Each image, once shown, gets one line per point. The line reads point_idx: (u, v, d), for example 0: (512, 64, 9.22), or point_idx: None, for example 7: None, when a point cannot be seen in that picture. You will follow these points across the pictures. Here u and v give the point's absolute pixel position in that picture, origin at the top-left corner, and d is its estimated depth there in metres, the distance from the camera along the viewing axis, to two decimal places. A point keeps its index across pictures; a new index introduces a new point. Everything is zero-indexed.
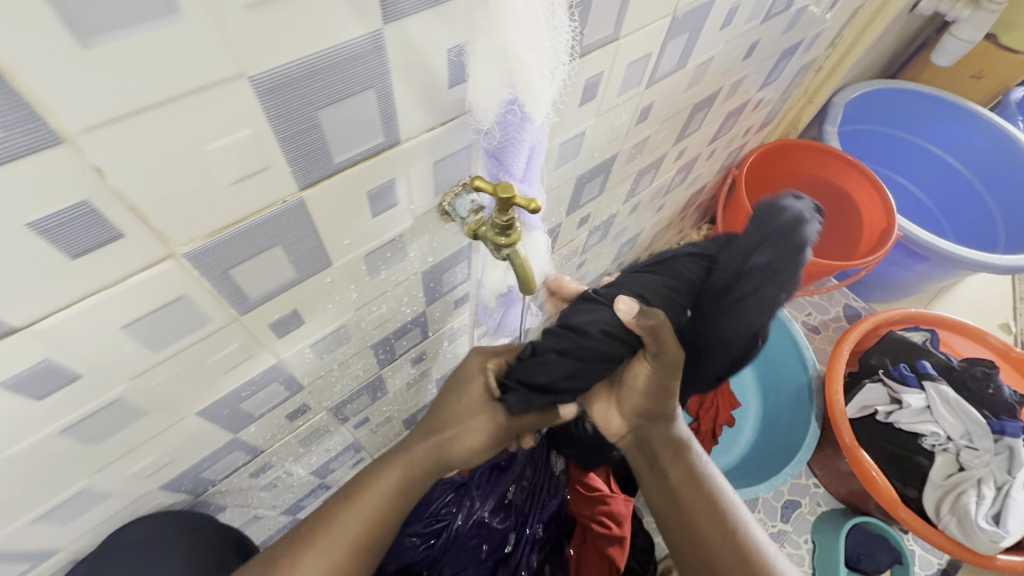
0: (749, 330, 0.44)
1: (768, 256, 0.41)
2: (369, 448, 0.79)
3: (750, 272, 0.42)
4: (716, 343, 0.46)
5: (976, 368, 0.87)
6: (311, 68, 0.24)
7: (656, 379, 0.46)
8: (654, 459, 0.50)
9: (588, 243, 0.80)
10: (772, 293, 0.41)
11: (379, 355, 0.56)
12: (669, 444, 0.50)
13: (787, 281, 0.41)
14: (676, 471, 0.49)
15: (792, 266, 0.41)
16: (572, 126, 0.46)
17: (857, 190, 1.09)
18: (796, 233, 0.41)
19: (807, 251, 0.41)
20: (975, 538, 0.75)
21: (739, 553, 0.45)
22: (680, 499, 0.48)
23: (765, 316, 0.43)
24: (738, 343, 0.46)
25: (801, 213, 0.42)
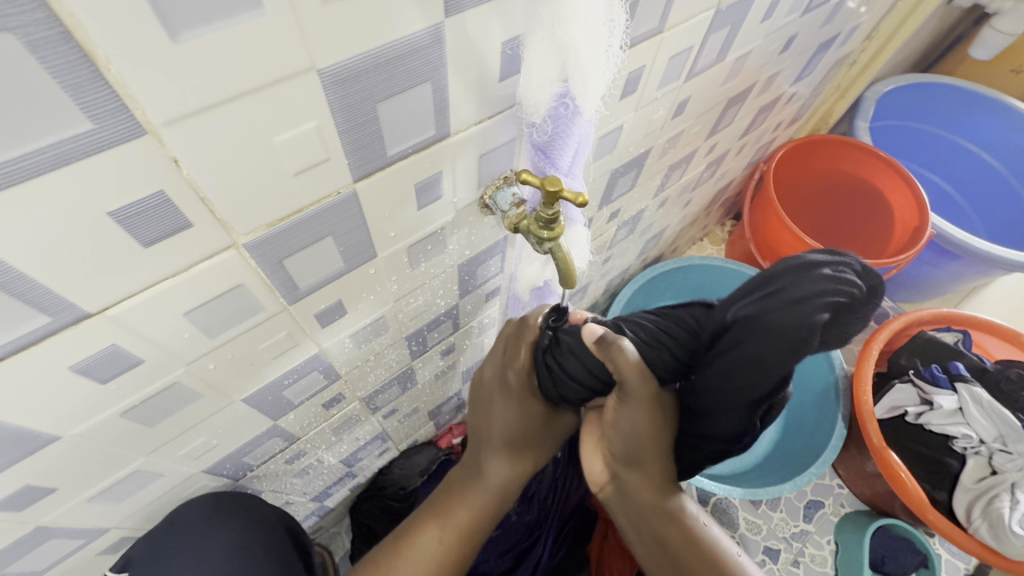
0: (730, 398, 0.38)
1: (756, 310, 0.36)
2: (395, 438, 0.80)
3: (734, 327, 0.37)
4: (704, 404, 0.41)
5: (1010, 370, 0.86)
6: (374, 62, 0.25)
7: (630, 425, 0.42)
8: (644, 521, 0.46)
9: (616, 238, 0.80)
10: (754, 349, 0.35)
11: (412, 347, 0.56)
12: (660, 509, 0.45)
13: (767, 333, 0.34)
14: (670, 536, 0.45)
15: (774, 332, 0.34)
16: (611, 120, 0.46)
17: (889, 187, 1.06)
18: (795, 287, 0.34)
19: (811, 307, 0.33)
20: (1006, 544, 0.73)
21: None
22: (676, 557, 0.45)
23: (748, 373, 0.36)
24: (720, 412, 0.40)
25: (832, 277, 0.34)
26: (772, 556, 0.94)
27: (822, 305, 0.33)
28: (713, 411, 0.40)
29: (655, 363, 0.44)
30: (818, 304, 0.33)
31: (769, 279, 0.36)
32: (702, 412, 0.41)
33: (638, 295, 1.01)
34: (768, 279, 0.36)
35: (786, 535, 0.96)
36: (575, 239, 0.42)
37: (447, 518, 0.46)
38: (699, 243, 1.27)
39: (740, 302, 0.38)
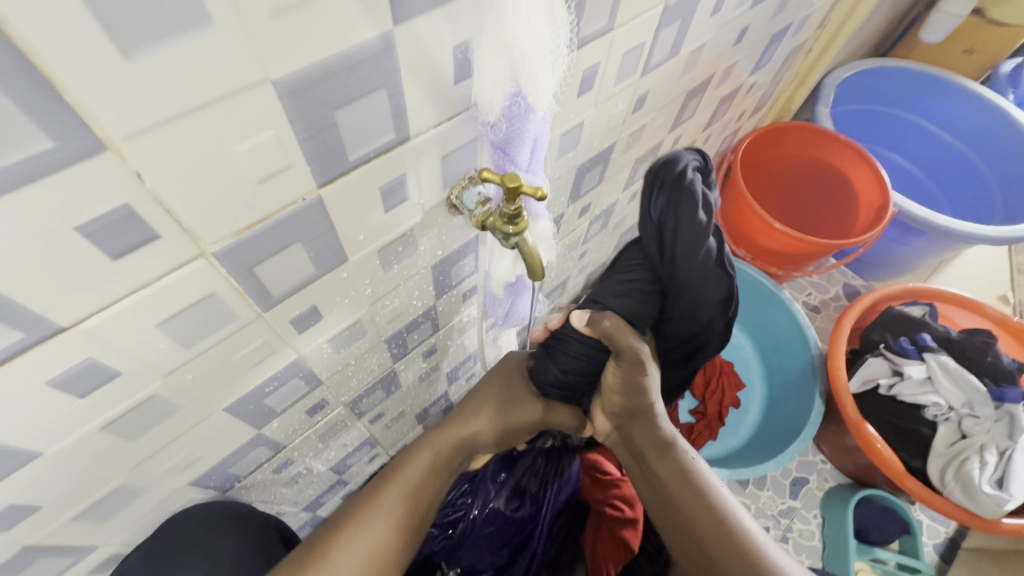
0: (700, 263, 0.48)
1: (665, 199, 0.48)
2: (384, 443, 0.81)
3: (665, 220, 0.48)
4: (693, 288, 0.49)
5: (975, 338, 0.89)
6: (328, 70, 0.26)
7: (627, 376, 0.51)
8: (644, 457, 0.55)
9: (589, 233, 0.82)
10: (694, 218, 0.46)
11: (392, 349, 0.57)
12: (655, 444, 0.54)
13: (689, 202, 0.46)
14: (663, 470, 0.53)
15: (685, 200, 0.46)
16: (570, 117, 0.48)
17: (851, 169, 1.10)
18: (672, 170, 0.47)
19: (690, 175, 0.47)
20: (980, 503, 0.76)
21: (725, 531, 0.49)
22: (667, 489, 0.53)
23: (702, 235, 0.46)
24: (705, 283, 0.49)
25: (681, 156, 0.48)
26: None
27: (691, 169, 0.48)
28: (700, 296, 0.50)
29: (635, 307, 0.50)
30: (690, 170, 0.47)
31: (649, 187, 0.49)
32: (694, 300, 0.50)
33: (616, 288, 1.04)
34: (653, 182, 0.49)
35: (774, 513, 0.99)
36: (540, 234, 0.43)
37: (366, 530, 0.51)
38: None
39: (651, 207, 0.49)
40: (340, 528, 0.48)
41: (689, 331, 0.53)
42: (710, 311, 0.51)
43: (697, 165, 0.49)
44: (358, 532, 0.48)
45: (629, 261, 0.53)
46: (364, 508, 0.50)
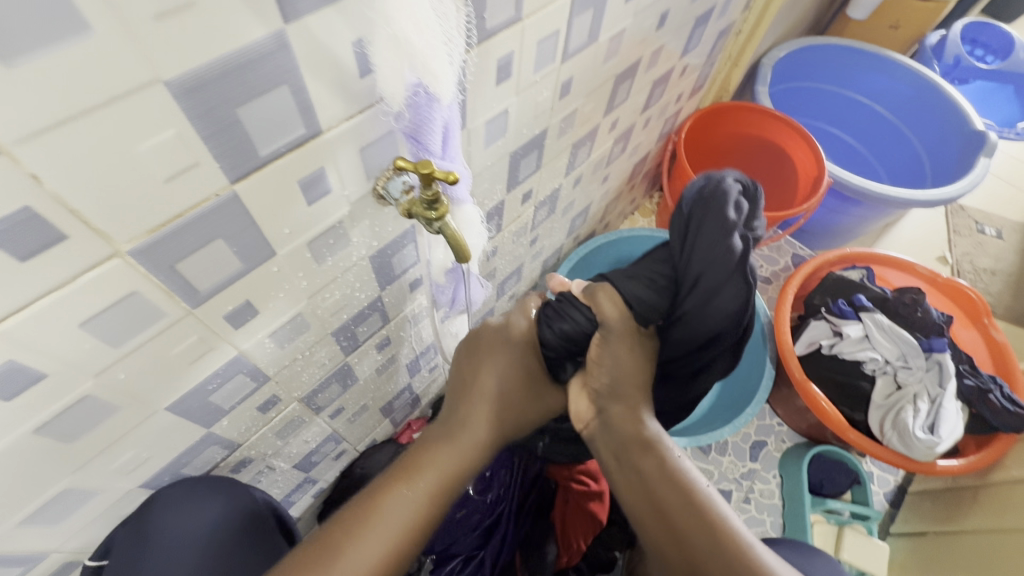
0: (723, 260, 0.50)
1: (698, 195, 0.53)
2: (350, 438, 0.83)
3: (693, 213, 0.53)
4: (710, 287, 0.51)
5: (906, 296, 0.95)
6: (223, 70, 0.27)
7: (612, 355, 0.54)
8: (625, 452, 0.53)
9: (537, 219, 0.84)
10: (723, 214, 0.50)
11: (342, 342, 0.59)
12: (637, 439, 0.53)
13: (721, 201, 0.51)
14: (646, 466, 0.52)
15: (717, 197, 0.51)
16: (492, 105, 0.50)
17: (789, 143, 1.15)
18: (714, 175, 0.53)
19: (729, 182, 0.52)
20: (914, 448, 0.82)
21: (712, 534, 0.47)
22: (648, 487, 0.51)
23: (727, 232, 0.50)
24: (725, 285, 0.51)
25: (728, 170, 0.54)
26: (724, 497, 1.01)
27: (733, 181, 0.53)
28: (713, 295, 0.51)
29: (641, 287, 0.54)
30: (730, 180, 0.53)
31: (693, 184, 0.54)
32: (708, 297, 0.52)
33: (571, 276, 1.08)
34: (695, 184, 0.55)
35: (735, 476, 1.03)
36: (467, 221, 0.45)
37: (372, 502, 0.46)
38: (630, 218, 1.34)
39: (684, 203, 0.55)
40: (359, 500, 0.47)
41: (698, 333, 0.55)
42: (717, 317, 0.52)
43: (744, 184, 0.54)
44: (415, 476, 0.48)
45: (656, 256, 0.58)
46: (424, 451, 0.51)
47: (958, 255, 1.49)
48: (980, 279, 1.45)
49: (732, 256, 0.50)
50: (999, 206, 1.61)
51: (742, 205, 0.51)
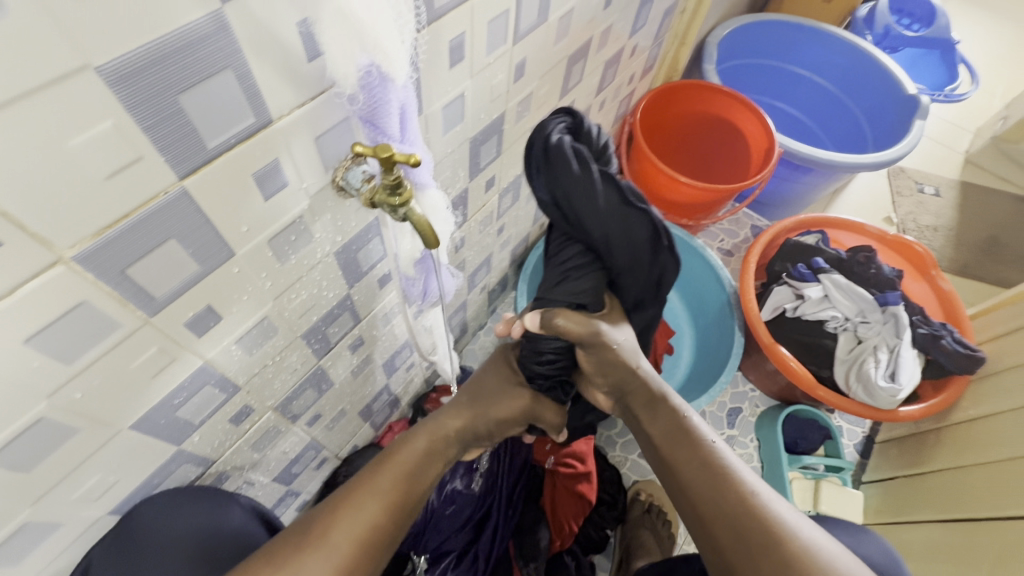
0: (610, 210, 0.52)
1: (545, 174, 0.53)
2: (331, 446, 0.81)
3: (555, 195, 0.53)
4: (623, 234, 0.53)
5: (859, 255, 1.00)
6: (160, 54, 0.26)
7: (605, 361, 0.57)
8: (637, 419, 0.60)
9: (502, 207, 0.84)
10: (578, 177, 0.51)
11: (313, 346, 0.57)
12: (646, 405, 0.59)
13: (565, 167, 0.51)
14: (655, 427, 0.58)
15: (561, 163, 0.51)
16: (447, 89, 0.49)
17: (739, 118, 1.19)
18: (538, 145, 0.53)
19: (554, 140, 0.52)
20: (878, 396, 0.86)
21: (714, 481, 0.53)
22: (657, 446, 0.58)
23: (592, 187, 0.51)
24: (629, 225, 0.53)
25: (546, 125, 0.53)
26: None
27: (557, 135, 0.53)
28: (629, 237, 0.53)
29: (577, 286, 0.55)
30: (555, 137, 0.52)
31: (535, 171, 0.54)
32: (627, 244, 0.53)
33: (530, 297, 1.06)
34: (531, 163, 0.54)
35: None
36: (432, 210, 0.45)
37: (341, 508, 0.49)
38: None
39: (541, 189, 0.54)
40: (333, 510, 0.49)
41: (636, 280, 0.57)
42: (644, 247, 0.54)
43: (567, 129, 0.54)
44: (377, 489, 0.51)
45: (556, 244, 0.57)
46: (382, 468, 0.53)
47: (902, 215, 1.57)
48: (924, 236, 1.54)
49: (614, 199, 0.52)
50: (935, 166, 1.71)
51: (582, 154, 0.51)
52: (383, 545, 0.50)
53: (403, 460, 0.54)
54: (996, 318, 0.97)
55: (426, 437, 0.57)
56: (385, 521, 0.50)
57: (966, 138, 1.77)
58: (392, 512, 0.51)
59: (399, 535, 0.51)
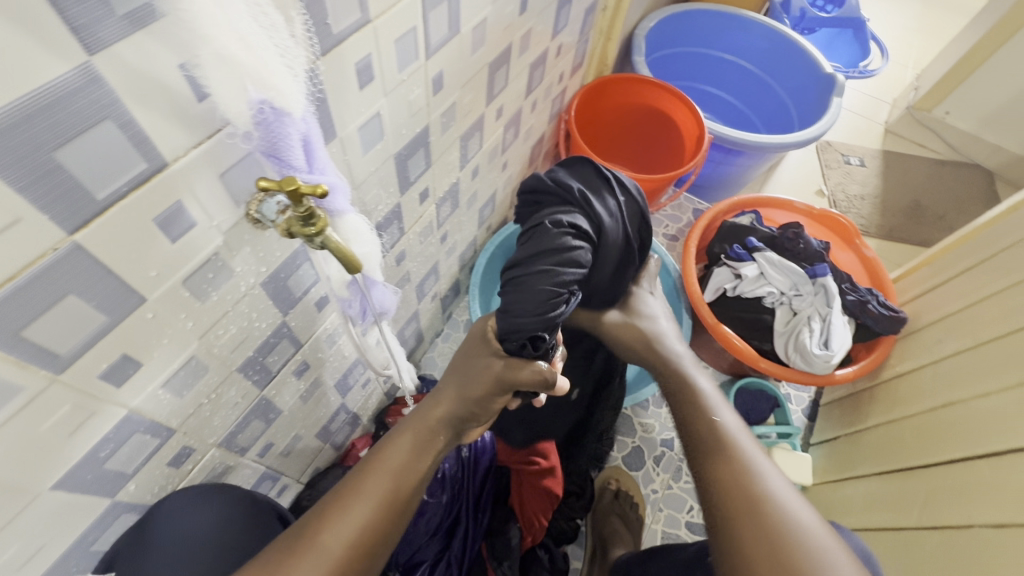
0: (567, 174, 0.62)
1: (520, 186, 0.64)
2: (290, 472, 0.80)
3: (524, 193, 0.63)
4: (588, 186, 0.63)
5: (789, 231, 1.05)
6: (26, 115, 0.25)
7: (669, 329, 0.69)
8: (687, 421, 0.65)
9: (441, 216, 0.84)
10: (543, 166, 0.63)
11: (253, 377, 0.56)
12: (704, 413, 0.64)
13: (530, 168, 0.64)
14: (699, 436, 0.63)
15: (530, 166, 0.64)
16: (361, 110, 0.49)
17: (671, 107, 1.23)
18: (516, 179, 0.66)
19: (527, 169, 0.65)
20: (814, 364, 0.92)
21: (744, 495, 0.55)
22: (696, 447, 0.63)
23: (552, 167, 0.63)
24: (587, 181, 0.63)
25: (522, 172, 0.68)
26: (668, 445, 1.10)
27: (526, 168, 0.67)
28: (592, 188, 0.62)
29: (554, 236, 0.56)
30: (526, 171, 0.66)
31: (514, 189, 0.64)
32: (589, 192, 0.61)
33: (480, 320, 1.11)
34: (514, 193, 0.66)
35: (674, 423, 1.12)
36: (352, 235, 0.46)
37: (339, 509, 0.49)
38: None
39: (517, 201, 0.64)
40: (326, 513, 0.49)
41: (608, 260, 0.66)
42: (605, 195, 0.62)
43: None
44: (368, 488, 0.51)
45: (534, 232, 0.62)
46: (372, 465, 0.53)
47: (832, 187, 1.66)
48: (852, 205, 1.63)
49: (569, 168, 0.63)
50: (858, 137, 1.81)
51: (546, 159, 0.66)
52: (376, 546, 0.49)
53: (388, 461, 0.53)
54: (914, 279, 1.04)
55: (411, 434, 0.56)
56: (371, 522, 0.49)
57: (884, 110, 1.88)
58: (378, 513, 0.49)
59: (389, 536, 0.51)
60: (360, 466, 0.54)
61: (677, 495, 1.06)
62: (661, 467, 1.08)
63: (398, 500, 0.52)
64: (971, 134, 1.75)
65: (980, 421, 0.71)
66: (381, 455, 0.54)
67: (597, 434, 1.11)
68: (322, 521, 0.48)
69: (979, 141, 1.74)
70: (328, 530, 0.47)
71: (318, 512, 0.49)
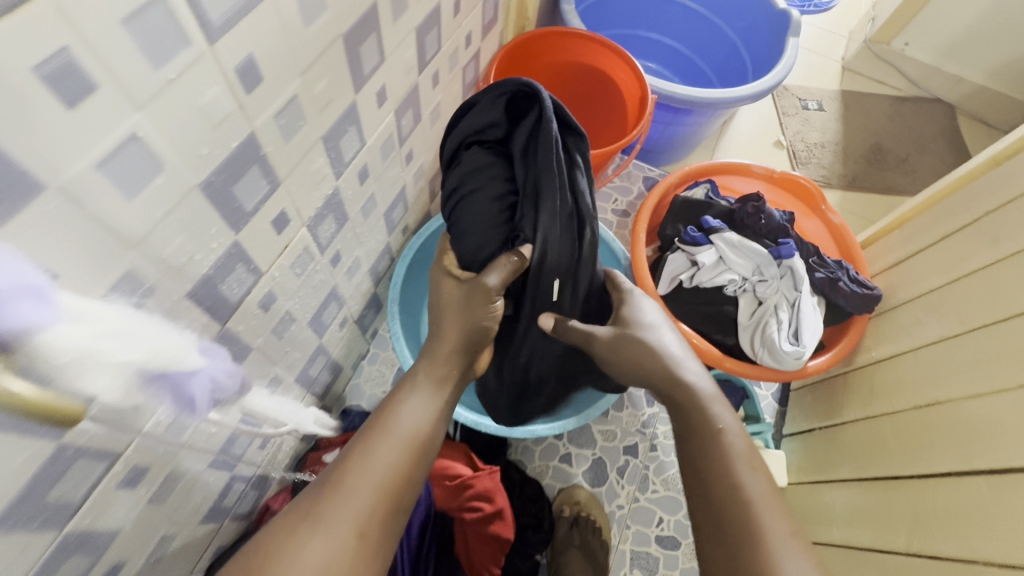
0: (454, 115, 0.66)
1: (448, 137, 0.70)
2: (170, 570, 0.65)
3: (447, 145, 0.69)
4: (474, 120, 0.64)
5: (748, 204, 0.91)
6: None
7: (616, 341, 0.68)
8: (682, 420, 0.59)
9: (325, 235, 0.66)
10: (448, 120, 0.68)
11: (30, 523, 0.40)
12: (698, 407, 0.59)
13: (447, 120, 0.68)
14: (702, 436, 0.56)
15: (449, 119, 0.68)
16: (87, 139, 0.31)
17: (608, 65, 1.05)
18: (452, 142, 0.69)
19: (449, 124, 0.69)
20: (783, 360, 0.81)
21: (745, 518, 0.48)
22: (693, 454, 0.55)
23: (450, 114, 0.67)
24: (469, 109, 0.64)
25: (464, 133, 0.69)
26: (631, 453, 0.99)
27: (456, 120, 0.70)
28: (476, 115, 0.64)
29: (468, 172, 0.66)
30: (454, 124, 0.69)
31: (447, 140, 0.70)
32: (476, 124, 0.64)
33: (406, 339, 0.96)
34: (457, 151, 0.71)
35: (637, 428, 1.01)
36: (120, 329, 0.38)
37: (340, 484, 0.49)
38: None
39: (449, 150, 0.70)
40: (328, 489, 0.49)
41: (489, 110, 0.63)
42: (484, 116, 0.63)
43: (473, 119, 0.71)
44: (371, 470, 0.50)
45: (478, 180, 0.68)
46: (381, 438, 0.53)
47: (791, 137, 1.53)
48: (813, 154, 1.51)
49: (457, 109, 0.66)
50: (816, 78, 1.67)
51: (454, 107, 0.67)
52: (386, 528, 0.49)
53: (395, 443, 0.53)
54: (886, 245, 0.93)
55: (421, 418, 0.57)
56: (378, 508, 0.49)
57: (841, 44, 1.74)
58: (387, 497, 0.50)
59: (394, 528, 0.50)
60: (364, 430, 0.55)
61: (645, 508, 0.95)
62: (625, 479, 0.97)
63: (407, 483, 0.52)
64: (931, 66, 1.63)
65: (978, 425, 0.60)
66: (386, 425, 0.55)
67: (554, 449, 0.99)
68: (320, 498, 0.48)
69: (939, 74, 1.63)
70: (329, 517, 0.46)
71: (318, 492, 0.49)
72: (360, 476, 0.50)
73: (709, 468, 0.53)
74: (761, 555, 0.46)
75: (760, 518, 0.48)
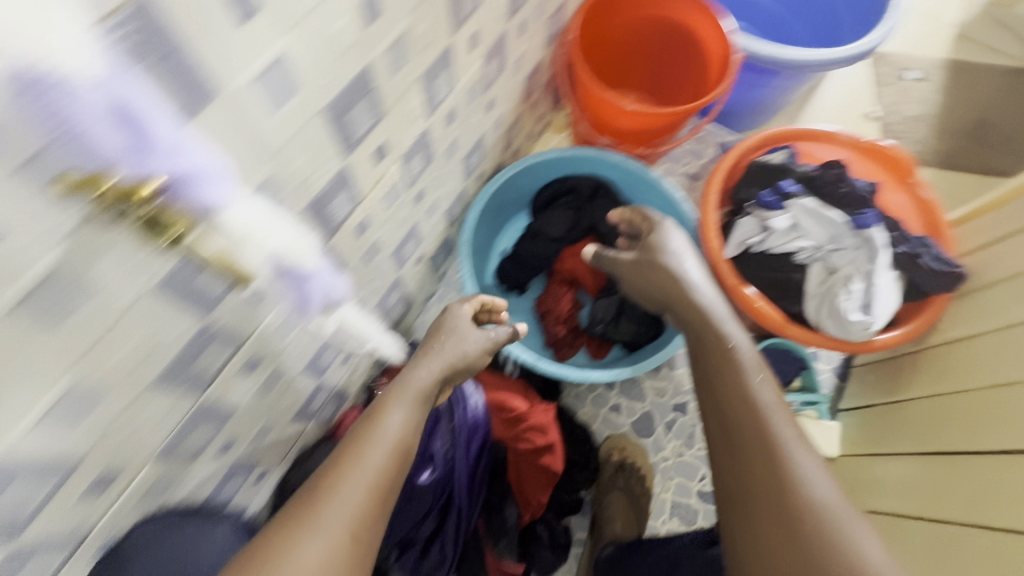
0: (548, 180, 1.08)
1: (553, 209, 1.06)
2: (267, 457, 0.76)
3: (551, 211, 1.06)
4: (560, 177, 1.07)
5: (830, 171, 0.89)
6: None
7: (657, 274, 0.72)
8: (701, 351, 0.63)
9: (413, 172, 0.71)
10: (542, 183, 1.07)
11: (180, 387, 0.49)
12: (713, 335, 0.63)
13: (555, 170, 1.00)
14: (718, 365, 0.60)
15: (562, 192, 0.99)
16: (250, 56, 0.36)
17: (692, 19, 1.01)
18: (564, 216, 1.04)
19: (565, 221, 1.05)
20: (850, 330, 0.80)
21: (761, 435, 0.53)
22: (708, 384, 0.60)
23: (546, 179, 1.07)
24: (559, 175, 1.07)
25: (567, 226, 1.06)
26: (681, 410, 1.02)
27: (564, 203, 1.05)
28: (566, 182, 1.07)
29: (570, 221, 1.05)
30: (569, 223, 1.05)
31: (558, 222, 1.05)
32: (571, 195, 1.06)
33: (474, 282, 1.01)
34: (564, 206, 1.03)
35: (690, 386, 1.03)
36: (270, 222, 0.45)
37: (313, 515, 0.46)
38: (542, 137, 1.21)
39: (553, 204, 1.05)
40: (304, 512, 0.47)
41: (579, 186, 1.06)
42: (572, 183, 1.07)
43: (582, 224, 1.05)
44: (347, 483, 0.49)
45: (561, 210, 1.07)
46: (349, 455, 0.51)
47: (884, 108, 1.43)
48: (906, 128, 1.41)
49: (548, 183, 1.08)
50: (923, 43, 1.53)
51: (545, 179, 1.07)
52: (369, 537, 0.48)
53: (375, 456, 0.52)
54: (979, 224, 0.88)
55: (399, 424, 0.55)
56: (361, 518, 0.48)
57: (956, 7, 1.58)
58: (370, 506, 0.49)
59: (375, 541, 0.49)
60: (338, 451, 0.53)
61: (688, 463, 0.99)
62: (671, 434, 1.00)
63: (384, 494, 0.50)
64: None
65: None
66: (363, 438, 0.53)
67: (605, 399, 1.03)
68: (296, 524, 0.46)
69: None
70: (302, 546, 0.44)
71: (295, 511, 0.47)
72: (340, 494, 0.48)
73: (723, 387, 0.58)
74: (780, 474, 0.50)
75: (771, 435, 0.53)
